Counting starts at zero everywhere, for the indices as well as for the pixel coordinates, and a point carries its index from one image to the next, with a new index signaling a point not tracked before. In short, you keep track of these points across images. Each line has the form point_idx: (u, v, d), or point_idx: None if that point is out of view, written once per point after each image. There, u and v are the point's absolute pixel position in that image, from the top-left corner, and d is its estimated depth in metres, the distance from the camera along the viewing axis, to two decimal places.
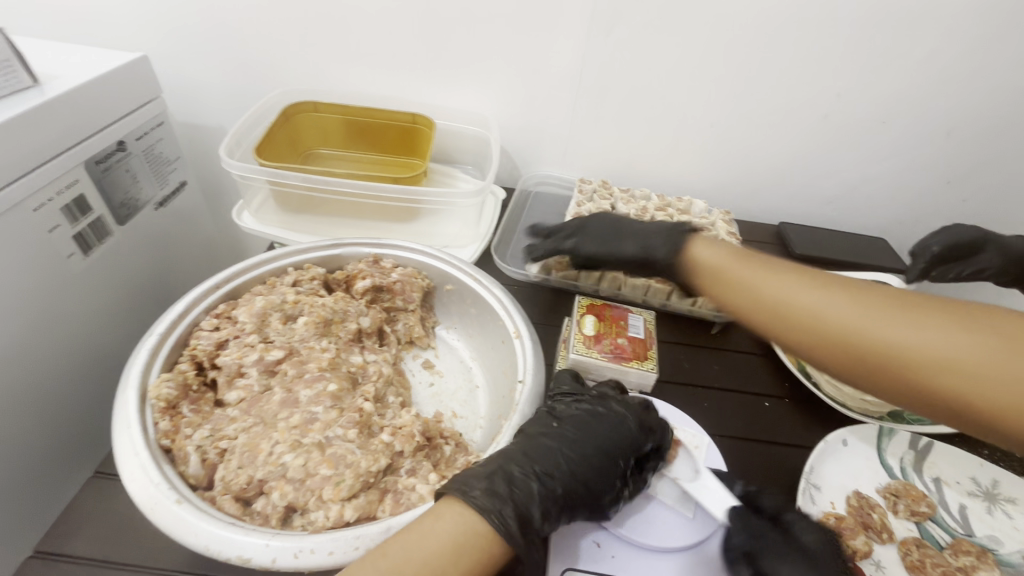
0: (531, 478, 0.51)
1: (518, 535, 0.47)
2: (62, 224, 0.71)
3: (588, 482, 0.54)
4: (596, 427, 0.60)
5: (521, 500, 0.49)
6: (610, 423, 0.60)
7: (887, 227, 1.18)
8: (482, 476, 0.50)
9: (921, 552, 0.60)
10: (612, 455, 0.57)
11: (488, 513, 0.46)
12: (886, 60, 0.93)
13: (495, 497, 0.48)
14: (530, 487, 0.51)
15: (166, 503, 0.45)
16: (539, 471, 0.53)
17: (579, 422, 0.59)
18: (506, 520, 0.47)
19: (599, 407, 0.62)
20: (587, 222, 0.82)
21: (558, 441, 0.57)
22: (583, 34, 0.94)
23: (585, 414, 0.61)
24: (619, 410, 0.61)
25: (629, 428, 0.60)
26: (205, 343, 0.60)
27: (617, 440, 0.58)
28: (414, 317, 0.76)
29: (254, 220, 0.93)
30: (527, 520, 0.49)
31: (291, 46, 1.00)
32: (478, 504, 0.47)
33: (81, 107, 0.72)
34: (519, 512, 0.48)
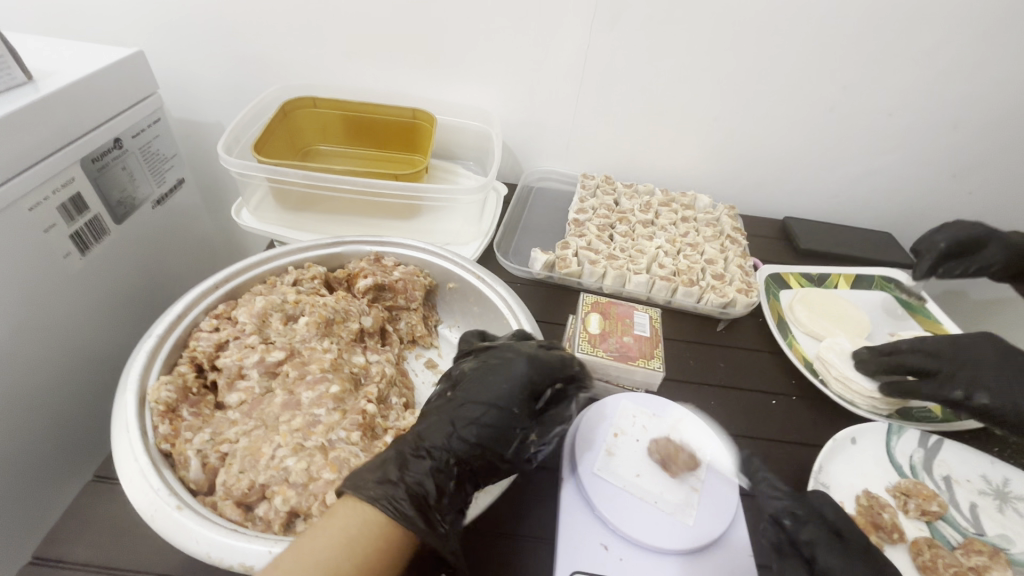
0: (420, 457, 0.50)
1: (418, 518, 0.45)
2: (58, 224, 0.70)
3: (485, 443, 0.53)
4: (489, 379, 0.57)
5: (416, 480, 0.48)
6: (503, 374, 0.57)
7: (892, 221, 1.17)
8: (375, 466, 0.48)
9: (933, 552, 0.59)
10: (507, 403, 0.55)
11: (375, 501, 0.44)
12: (894, 52, 0.91)
13: (387, 484, 0.46)
14: (421, 467, 0.49)
15: (166, 509, 0.44)
16: (430, 450, 0.51)
17: (470, 382, 0.57)
18: (400, 504, 0.45)
19: (492, 358, 0.59)
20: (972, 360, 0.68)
21: (450, 411, 0.55)
22: (585, 28, 0.92)
23: (478, 371, 0.58)
24: (510, 357, 0.58)
25: (520, 371, 0.57)
26: (204, 345, 0.59)
27: (510, 389, 0.56)
28: (416, 316, 0.74)
29: (253, 219, 0.91)
30: (423, 499, 0.47)
31: (288, 41, 0.98)
32: (369, 494, 0.45)
33: (76, 103, 0.71)
34: (415, 495, 0.47)
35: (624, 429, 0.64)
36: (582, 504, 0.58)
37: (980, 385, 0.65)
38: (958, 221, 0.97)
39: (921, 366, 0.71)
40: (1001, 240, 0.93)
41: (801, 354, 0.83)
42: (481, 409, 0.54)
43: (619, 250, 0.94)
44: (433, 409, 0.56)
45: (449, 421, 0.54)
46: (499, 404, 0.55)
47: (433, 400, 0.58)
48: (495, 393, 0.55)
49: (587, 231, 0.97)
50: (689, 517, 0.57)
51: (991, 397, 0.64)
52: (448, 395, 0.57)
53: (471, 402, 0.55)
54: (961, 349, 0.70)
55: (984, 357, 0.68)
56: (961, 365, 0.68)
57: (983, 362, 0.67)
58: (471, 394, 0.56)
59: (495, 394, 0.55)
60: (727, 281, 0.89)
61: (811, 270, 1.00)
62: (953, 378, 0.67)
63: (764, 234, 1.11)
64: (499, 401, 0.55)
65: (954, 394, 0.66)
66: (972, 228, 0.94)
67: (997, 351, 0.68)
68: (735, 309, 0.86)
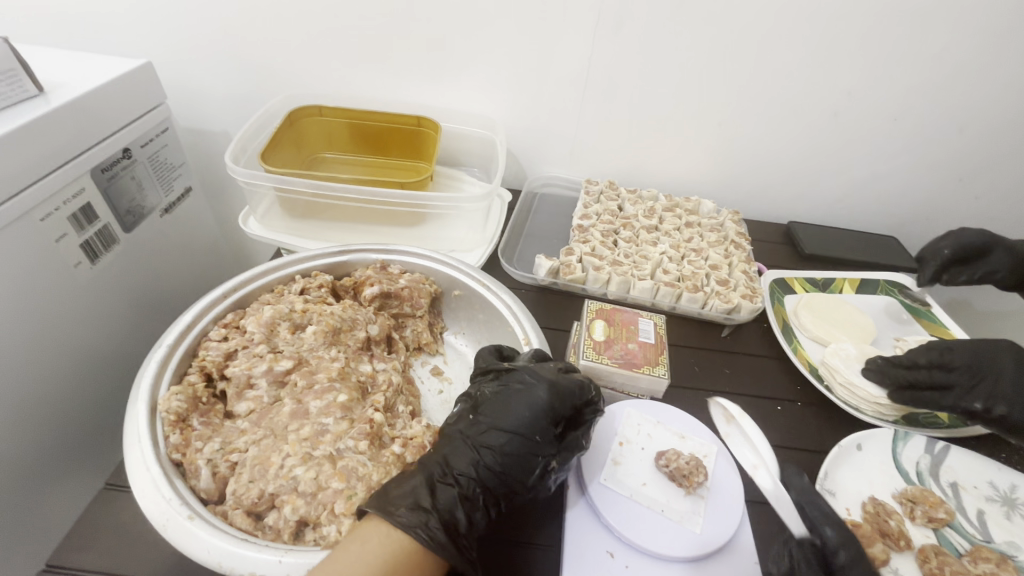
0: (449, 484, 0.50)
1: (449, 544, 0.46)
2: (68, 233, 0.71)
3: (508, 471, 0.52)
4: (509, 405, 0.55)
5: (445, 505, 0.48)
6: (524, 401, 0.54)
7: (897, 225, 1.17)
8: (407, 491, 0.48)
9: (940, 560, 0.59)
10: (529, 432, 0.53)
11: (409, 528, 0.45)
12: (897, 56, 0.91)
13: (420, 511, 0.47)
14: (450, 494, 0.49)
15: (178, 518, 0.44)
16: (458, 477, 0.51)
17: (491, 406, 0.55)
18: (433, 531, 0.46)
19: (511, 381, 0.57)
20: (984, 369, 0.71)
21: (473, 436, 0.54)
22: (589, 35, 0.93)
23: (498, 395, 0.56)
24: (529, 381, 0.56)
25: (540, 399, 0.54)
26: (214, 354, 0.59)
27: (531, 417, 0.54)
28: (422, 323, 0.75)
29: (260, 227, 0.92)
30: (453, 525, 0.48)
31: (294, 50, 0.99)
32: (403, 521, 0.45)
33: (87, 115, 0.72)
34: (444, 521, 0.47)
35: (629, 438, 0.65)
36: (588, 511, 0.59)
37: (998, 397, 0.68)
38: (961, 229, 0.97)
39: (942, 383, 0.71)
40: (1004, 246, 0.95)
41: (806, 359, 0.83)
42: (504, 437, 0.53)
43: (623, 256, 0.94)
44: (451, 430, 0.55)
45: (473, 446, 0.53)
46: (521, 431, 0.53)
47: (453, 422, 0.57)
48: (517, 420, 0.54)
49: (592, 237, 0.98)
50: (695, 524, 0.57)
51: (1010, 408, 0.68)
52: (470, 418, 0.56)
53: (492, 428, 0.54)
54: (979, 358, 0.72)
55: (1000, 366, 0.71)
56: (981, 375, 0.71)
57: (1000, 372, 0.71)
58: (493, 420, 0.54)
59: (517, 421, 0.54)
60: (732, 287, 0.89)
61: (815, 275, 1.00)
62: (977, 391, 0.70)
63: (768, 238, 1.11)
64: (520, 429, 0.53)
65: (975, 406, 0.69)
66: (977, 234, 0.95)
67: (1011, 358, 0.72)
68: (739, 315, 0.86)
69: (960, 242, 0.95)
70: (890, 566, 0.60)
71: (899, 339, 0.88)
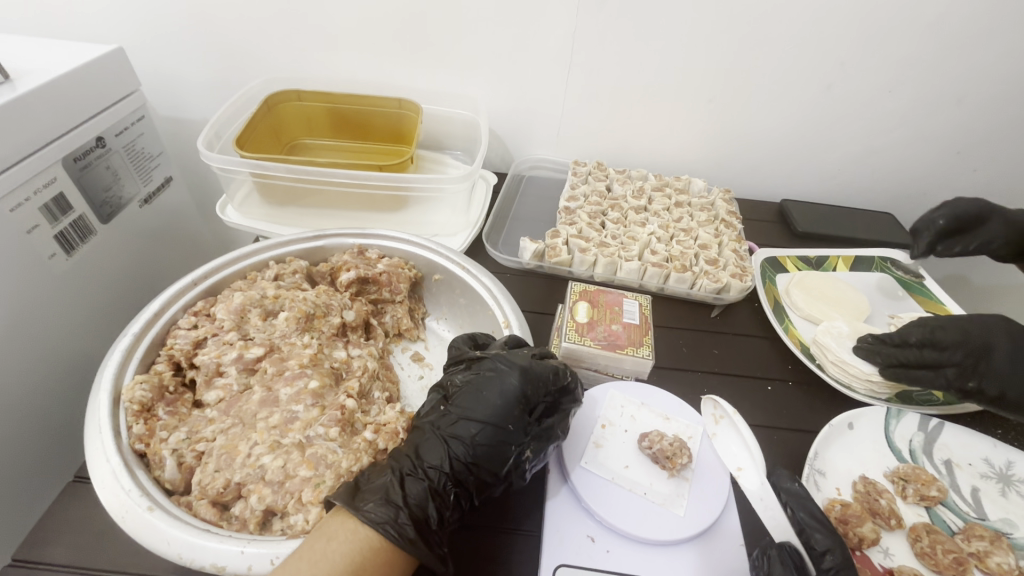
0: (418, 479, 0.48)
1: (419, 540, 0.44)
2: (42, 225, 0.69)
3: (479, 462, 0.50)
4: (482, 395, 0.53)
5: (416, 499, 0.46)
6: (495, 388, 0.52)
7: (893, 200, 1.14)
8: (376, 486, 0.46)
9: (932, 538, 0.58)
10: (501, 420, 0.51)
11: (377, 524, 0.43)
12: (893, 26, 0.88)
13: (390, 506, 0.45)
14: (418, 488, 0.47)
15: (137, 510, 0.43)
16: (428, 470, 0.48)
17: (463, 395, 0.53)
18: (403, 527, 0.44)
19: (483, 369, 0.55)
20: (976, 345, 0.68)
21: (443, 427, 0.51)
22: (571, 10, 0.90)
23: (471, 384, 0.54)
24: (502, 368, 0.54)
25: (512, 386, 0.52)
26: (182, 342, 0.58)
27: (503, 406, 0.52)
28: (402, 308, 0.73)
29: (239, 215, 0.90)
30: (424, 520, 0.46)
31: (270, 33, 0.97)
32: (370, 516, 0.43)
33: (56, 102, 0.70)
34: (416, 518, 0.45)
35: (612, 420, 0.63)
36: (569, 496, 0.57)
37: (990, 376, 0.67)
38: (955, 198, 0.94)
39: (934, 362, 0.69)
40: (997, 215, 0.93)
41: (798, 338, 0.82)
42: (476, 426, 0.51)
43: (610, 237, 0.92)
44: (422, 418, 0.54)
45: (443, 438, 0.51)
46: (493, 421, 0.51)
47: (426, 413, 0.55)
48: (489, 410, 0.52)
49: (578, 219, 0.96)
50: (680, 507, 0.55)
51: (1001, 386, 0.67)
52: (441, 408, 0.54)
53: (463, 419, 0.51)
54: (971, 333, 0.69)
55: (992, 341, 0.69)
56: (973, 350, 0.68)
57: (991, 347, 0.68)
58: (464, 410, 0.52)
59: (489, 410, 0.52)
60: (721, 266, 0.87)
61: (809, 253, 0.98)
62: (969, 368, 0.68)
63: (761, 217, 1.09)
64: (492, 418, 0.51)
65: (968, 384, 0.68)
66: (972, 203, 0.92)
67: (1003, 331, 0.69)
68: (729, 295, 0.84)
69: (954, 211, 0.92)
70: (881, 545, 0.59)
71: (895, 316, 0.86)
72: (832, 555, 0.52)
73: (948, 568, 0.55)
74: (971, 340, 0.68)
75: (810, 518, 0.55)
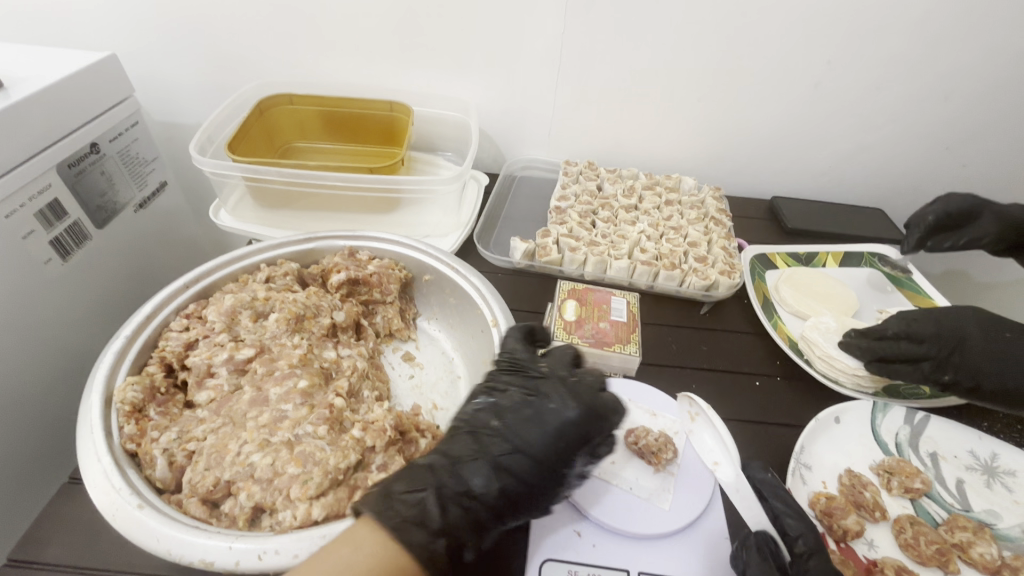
0: (461, 503, 0.48)
1: (447, 568, 0.44)
2: (37, 230, 0.70)
3: (523, 495, 0.51)
4: (541, 426, 0.53)
5: (455, 523, 0.47)
6: (554, 423, 0.53)
7: (883, 196, 1.14)
8: (412, 501, 0.46)
9: (915, 530, 0.58)
10: (555, 456, 0.52)
11: (413, 550, 0.43)
12: (878, 23, 0.89)
13: (425, 530, 0.44)
14: (460, 513, 0.47)
15: (127, 508, 0.44)
16: (470, 495, 0.49)
17: (519, 420, 0.54)
18: (435, 555, 0.44)
19: (544, 397, 0.55)
20: (949, 337, 0.70)
21: (494, 452, 0.52)
22: (559, 12, 0.91)
23: (531, 410, 0.54)
24: (567, 405, 0.54)
25: (573, 423, 0.53)
26: (174, 344, 0.59)
27: (561, 443, 0.53)
28: (392, 309, 0.74)
29: (232, 218, 0.91)
30: (459, 548, 0.46)
31: (262, 38, 0.98)
32: (407, 539, 0.43)
33: (51, 110, 0.71)
34: (452, 548, 0.45)
35: None
36: None
37: (966, 367, 0.68)
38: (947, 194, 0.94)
39: (913, 354, 0.70)
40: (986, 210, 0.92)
41: (786, 335, 0.82)
42: (529, 459, 0.52)
43: (601, 236, 0.93)
44: (466, 433, 0.53)
45: (492, 463, 0.51)
46: (546, 457, 0.52)
47: (470, 423, 0.54)
48: (545, 445, 0.52)
49: (569, 219, 0.97)
50: (665, 502, 0.57)
51: (976, 377, 0.68)
52: (491, 425, 0.54)
53: (517, 448, 0.52)
54: (943, 325, 0.71)
55: (964, 333, 0.70)
56: (946, 341, 0.70)
57: (964, 338, 0.70)
58: (520, 439, 0.52)
59: (545, 444, 0.52)
60: (710, 263, 0.88)
61: (798, 250, 0.98)
62: (944, 360, 0.69)
63: (751, 215, 1.09)
64: (547, 454, 0.52)
65: (944, 377, 0.69)
66: (962, 199, 0.92)
67: (974, 324, 0.71)
68: (718, 292, 0.85)
69: (944, 208, 0.92)
70: (865, 537, 0.59)
71: (883, 310, 0.87)
72: (804, 539, 0.54)
73: (931, 558, 0.56)
74: (944, 332, 0.70)
75: (784, 506, 0.57)
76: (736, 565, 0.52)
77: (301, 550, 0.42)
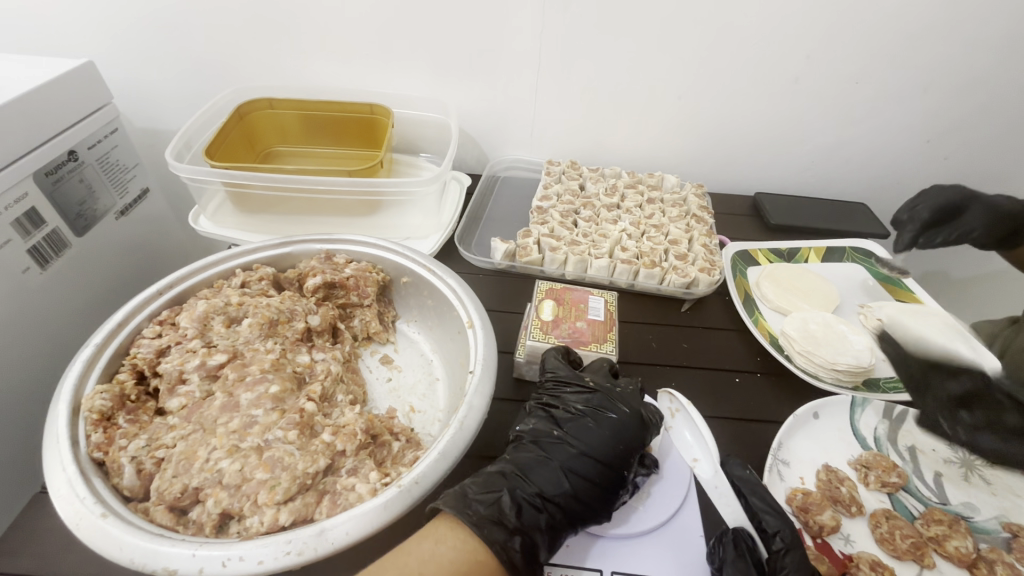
0: (537, 507, 0.53)
1: (521, 563, 0.49)
2: (13, 239, 0.70)
3: (592, 501, 0.55)
4: (601, 432, 0.59)
5: (529, 524, 0.52)
6: (612, 427, 0.59)
7: (866, 191, 1.14)
8: (488, 502, 0.52)
9: (891, 524, 0.58)
10: (618, 458, 0.57)
11: (490, 544, 0.49)
12: (853, 18, 0.88)
13: (502, 528, 0.50)
14: (536, 517, 0.52)
15: (91, 517, 0.43)
16: (546, 501, 0.54)
17: (579, 427, 0.59)
18: (510, 551, 0.49)
19: (598, 406, 0.61)
20: None
21: (561, 458, 0.57)
22: (536, 13, 0.91)
23: (588, 417, 0.60)
24: (623, 412, 0.60)
25: (630, 426, 0.59)
26: (145, 351, 0.59)
27: (621, 447, 0.58)
28: (370, 312, 0.74)
29: (210, 224, 0.91)
30: (532, 553, 0.51)
31: (239, 42, 0.97)
32: (485, 535, 0.49)
33: (26, 118, 0.70)
34: (528, 547, 0.50)
35: None
36: None
37: None
38: (937, 187, 0.92)
39: None
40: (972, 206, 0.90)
41: (767, 331, 0.82)
42: (596, 463, 0.57)
43: (582, 235, 0.93)
44: (530, 442, 0.59)
45: (562, 469, 0.56)
46: (607, 460, 0.57)
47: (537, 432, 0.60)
48: (606, 449, 0.58)
49: (551, 219, 0.97)
50: (638, 501, 0.58)
51: None
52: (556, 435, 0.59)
53: (582, 453, 0.57)
54: None
55: None
56: None
57: None
58: (582, 444, 0.58)
59: (607, 447, 0.58)
60: (691, 261, 0.88)
61: (780, 245, 0.99)
62: None
63: (734, 211, 1.10)
64: (610, 456, 0.57)
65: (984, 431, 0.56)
66: (948, 191, 0.91)
67: None
68: (698, 289, 0.84)
69: (932, 202, 0.91)
70: (842, 532, 0.59)
71: (864, 306, 0.87)
72: (781, 536, 0.54)
73: (906, 552, 0.56)
74: None
75: (761, 502, 0.56)
76: (712, 562, 0.53)
77: (266, 557, 0.42)
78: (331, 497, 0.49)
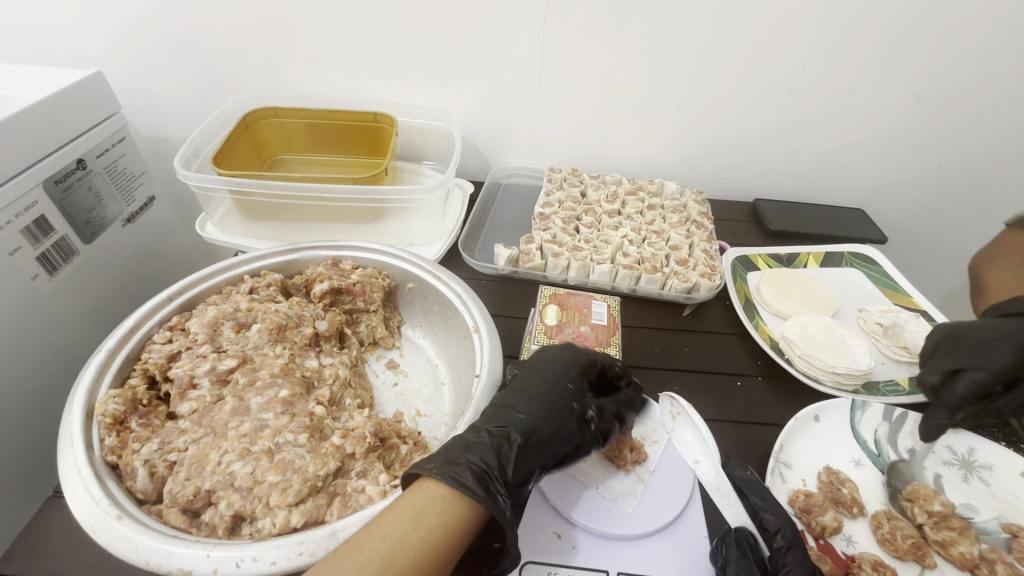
0: (483, 435, 0.54)
1: (476, 486, 0.47)
2: (23, 247, 0.71)
3: (537, 426, 0.57)
4: (537, 371, 0.62)
5: (479, 453, 0.51)
6: (545, 366, 0.63)
7: (864, 197, 1.15)
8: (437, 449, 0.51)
9: (892, 525, 0.59)
10: (558, 385, 0.61)
11: (437, 474, 0.47)
12: (846, 28, 0.90)
13: (450, 463, 0.49)
14: (484, 443, 0.52)
15: (107, 519, 0.44)
16: (490, 430, 0.55)
17: (520, 375, 0.63)
18: (460, 476, 0.48)
19: (530, 357, 0.66)
20: None
21: (504, 400, 0.59)
22: (535, 23, 0.92)
23: (525, 366, 0.64)
24: (550, 353, 0.65)
25: (564, 355, 0.64)
26: (156, 356, 0.60)
27: (555, 377, 0.62)
28: (376, 317, 0.75)
29: (218, 231, 0.92)
30: (485, 475, 0.49)
31: (244, 52, 0.99)
32: (434, 471, 0.48)
33: (36, 127, 0.71)
34: (478, 470, 0.49)
35: None
36: (542, 499, 0.60)
37: None
38: (978, 340, 0.65)
39: None
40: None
41: (768, 335, 0.83)
42: (536, 391, 0.60)
43: (583, 241, 0.94)
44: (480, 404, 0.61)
45: (504, 406, 0.58)
46: (548, 389, 0.60)
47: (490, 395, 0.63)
48: (543, 384, 0.61)
49: (553, 225, 0.98)
50: (629, 505, 0.59)
51: None
52: (501, 387, 0.63)
53: (522, 391, 0.60)
54: None
55: None
56: None
57: None
58: (521, 384, 0.61)
59: (549, 379, 0.61)
60: (691, 266, 0.89)
61: (779, 251, 1.00)
62: None
63: (734, 217, 1.11)
64: (549, 387, 0.60)
65: None
66: (999, 353, 0.62)
67: None
68: (699, 293, 0.85)
69: (982, 374, 0.63)
70: (844, 534, 0.60)
71: (863, 311, 0.88)
72: (783, 534, 0.55)
73: (908, 553, 0.57)
74: None
75: (762, 502, 0.57)
76: (716, 562, 0.53)
77: (279, 557, 0.43)
78: (341, 499, 0.50)
